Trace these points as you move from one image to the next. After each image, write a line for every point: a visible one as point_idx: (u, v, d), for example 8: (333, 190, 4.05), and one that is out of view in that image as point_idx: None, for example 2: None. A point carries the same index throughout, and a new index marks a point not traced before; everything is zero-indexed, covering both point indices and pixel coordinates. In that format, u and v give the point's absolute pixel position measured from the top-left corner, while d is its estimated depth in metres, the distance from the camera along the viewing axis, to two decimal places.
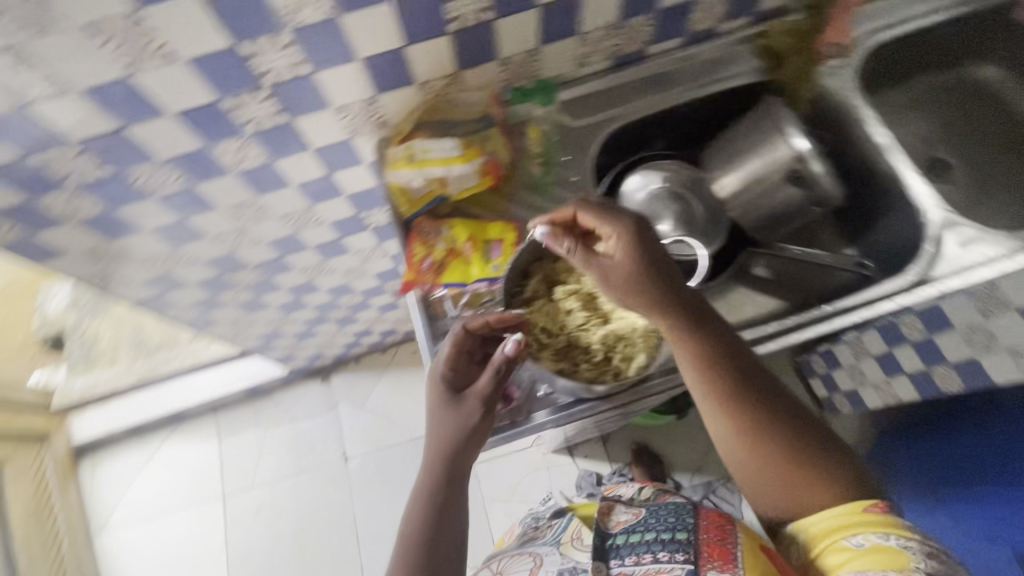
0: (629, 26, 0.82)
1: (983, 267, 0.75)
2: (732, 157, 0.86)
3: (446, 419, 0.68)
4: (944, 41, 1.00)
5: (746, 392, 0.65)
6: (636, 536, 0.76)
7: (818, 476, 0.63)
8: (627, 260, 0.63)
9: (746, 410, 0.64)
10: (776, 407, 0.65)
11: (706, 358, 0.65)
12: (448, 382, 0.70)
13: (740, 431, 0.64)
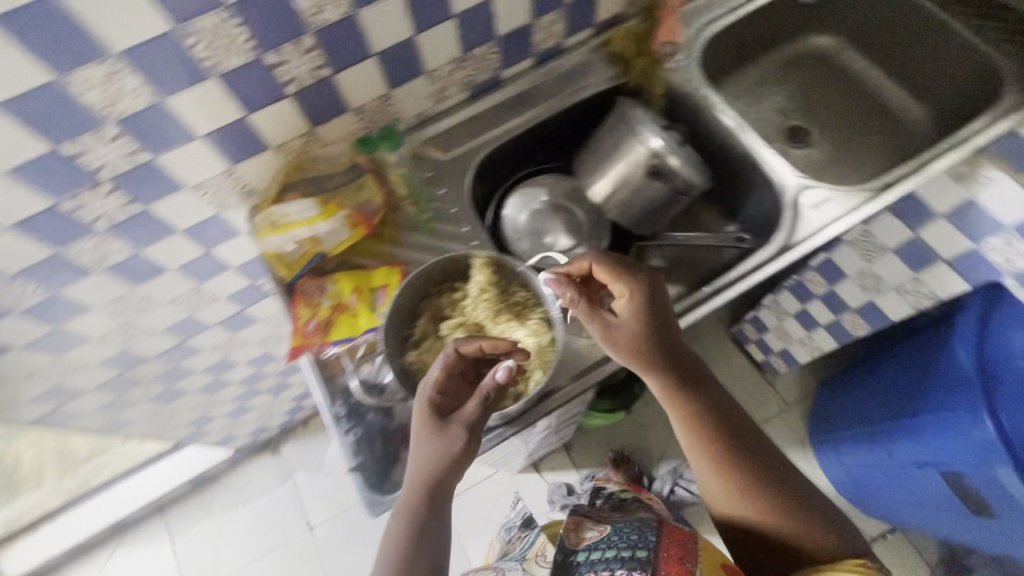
0: (474, 57, 0.84)
1: (837, 222, 0.81)
2: (598, 161, 0.88)
3: (430, 449, 0.61)
4: (774, 18, 1.07)
5: (731, 434, 0.72)
6: (596, 552, 0.74)
7: (795, 517, 0.69)
8: (629, 321, 0.70)
9: (730, 447, 0.71)
10: (753, 450, 0.72)
11: (697, 404, 0.72)
12: (435, 408, 0.63)
13: (726, 465, 0.70)
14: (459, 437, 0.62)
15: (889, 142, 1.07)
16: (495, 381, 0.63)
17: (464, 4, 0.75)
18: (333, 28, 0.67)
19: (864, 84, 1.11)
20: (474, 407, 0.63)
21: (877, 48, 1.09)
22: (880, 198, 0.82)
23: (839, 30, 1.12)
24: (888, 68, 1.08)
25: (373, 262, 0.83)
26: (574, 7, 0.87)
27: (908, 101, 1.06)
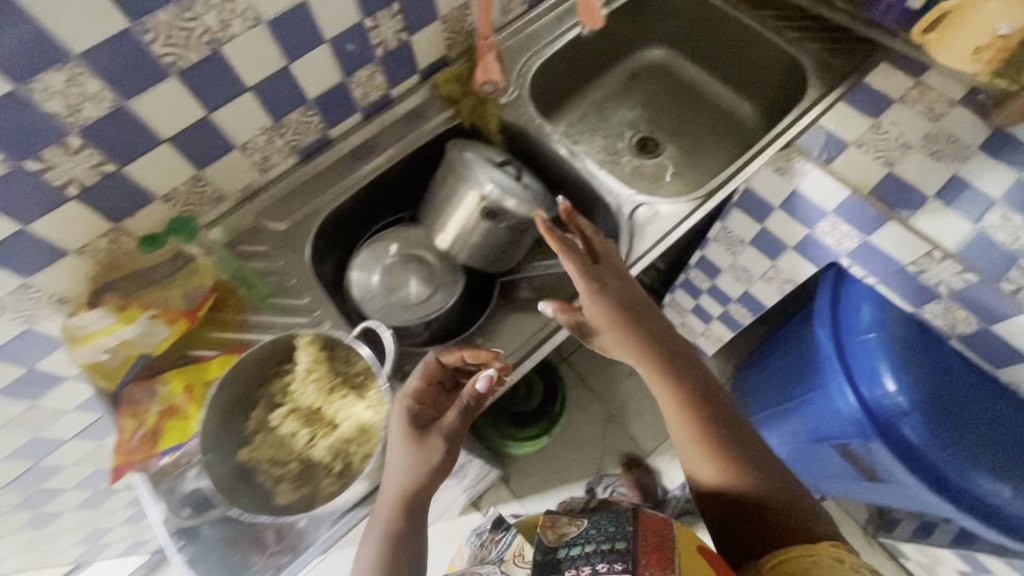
0: (289, 123, 0.82)
1: (672, 233, 0.84)
2: (439, 208, 0.87)
3: (407, 460, 0.60)
4: (602, 39, 1.09)
5: (714, 411, 0.71)
6: (574, 548, 0.62)
7: (773, 497, 0.67)
8: (598, 308, 0.70)
9: (713, 424, 0.70)
10: (735, 429, 0.71)
11: (683, 381, 0.71)
12: (412, 415, 0.62)
13: (706, 437, 0.69)
14: (437, 450, 0.61)
15: (729, 140, 1.13)
16: (473, 390, 0.62)
17: (257, 76, 0.73)
18: (102, 123, 0.63)
19: (699, 87, 1.16)
20: (456, 416, 0.63)
21: (704, 53, 1.13)
22: (709, 202, 0.86)
23: (667, 40, 1.15)
24: (715, 71, 1.14)
25: (212, 351, 0.79)
26: (389, 58, 0.86)
27: (738, 100, 1.12)
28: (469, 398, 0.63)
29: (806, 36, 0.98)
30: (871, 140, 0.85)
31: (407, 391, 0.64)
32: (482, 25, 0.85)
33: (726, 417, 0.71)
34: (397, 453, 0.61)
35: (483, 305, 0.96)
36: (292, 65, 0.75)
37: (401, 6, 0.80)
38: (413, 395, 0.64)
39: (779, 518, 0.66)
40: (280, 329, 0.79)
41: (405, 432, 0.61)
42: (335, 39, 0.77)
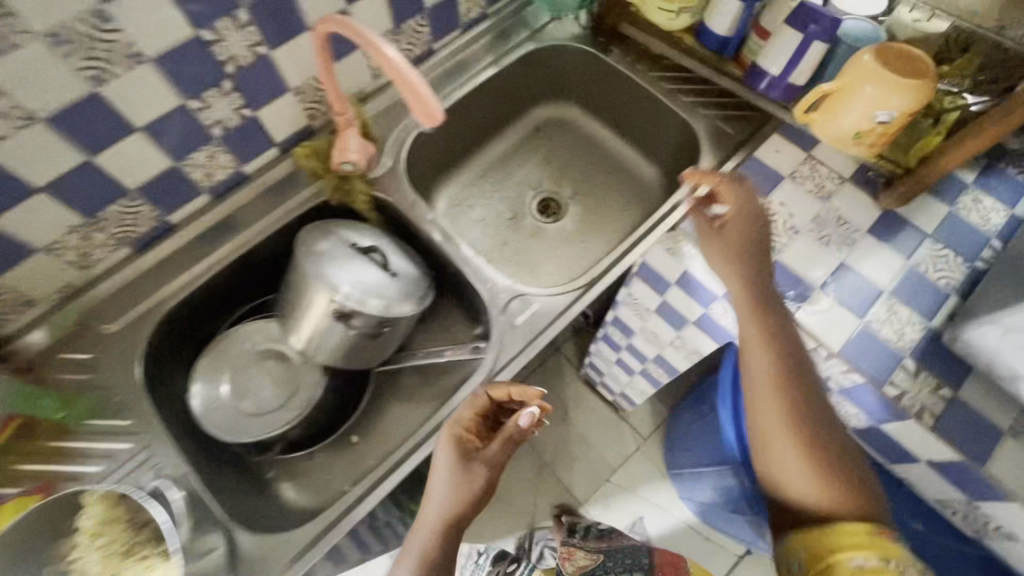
0: (108, 216, 0.72)
1: (548, 328, 0.78)
2: (290, 303, 0.78)
3: (455, 481, 0.64)
4: (495, 96, 1.02)
5: (793, 396, 0.67)
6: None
7: (847, 496, 0.64)
8: (741, 218, 0.74)
9: (790, 410, 0.67)
10: (815, 416, 0.67)
11: (773, 336, 0.70)
12: (460, 441, 0.67)
13: (781, 425, 0.67)
14: (480, 475, 0.64)
15: (633, 201, 1.07)
16: (517, 425, 0.65)
17: (47, 174, 0.62)
18: None
19: (603, 143, 1.10)
20: (497, 449, 0.66)
21: (604, 109, 1.07)
22: (588, 292, 0.81)
23: (568, 93, 1.09)
24: (617, 127, 1.08)
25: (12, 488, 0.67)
26: (232, 136, 0.77)
27: (640, 158, 1.07)
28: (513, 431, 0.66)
29: (699, 101, 0.93)
30: None
31: (456, 421, 0.69)
32: (333, 101, 0.75)
33: (813, 399, 0.68)
34: (444, 475, 0.65)
35: (359, 402, 0.88)
36: (95, 158, 0.65)
37: (234, 84, 0.71)
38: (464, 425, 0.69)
39: (846, 511, 0.63)
40: (95, 458, 0.69)
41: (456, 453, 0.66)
42: (149, 125, 0.67)
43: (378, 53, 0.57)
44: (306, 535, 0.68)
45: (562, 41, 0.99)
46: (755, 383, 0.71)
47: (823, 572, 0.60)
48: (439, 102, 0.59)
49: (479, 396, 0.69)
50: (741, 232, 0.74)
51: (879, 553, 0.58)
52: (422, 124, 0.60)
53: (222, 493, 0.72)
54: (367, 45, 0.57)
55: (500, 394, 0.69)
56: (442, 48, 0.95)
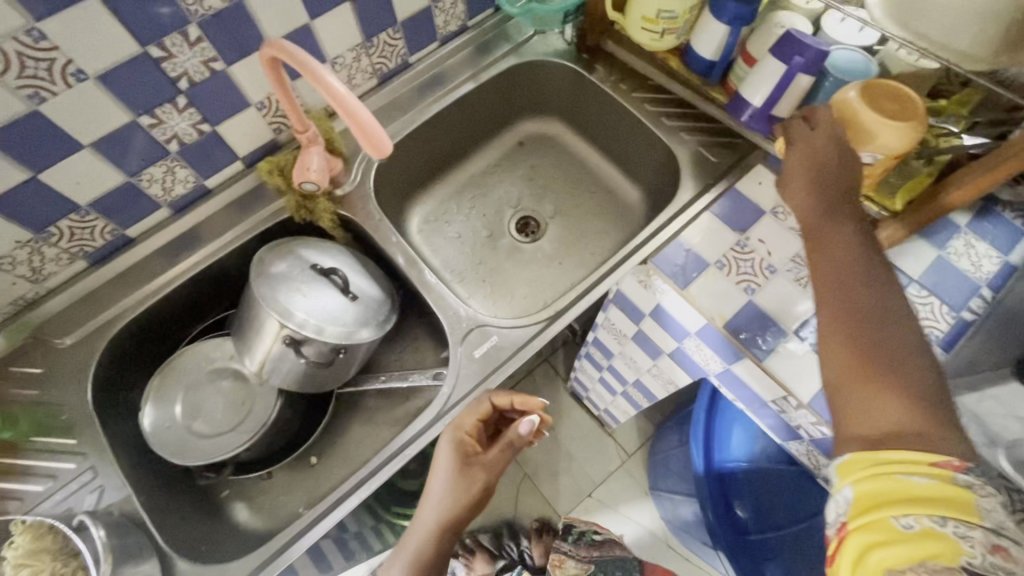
0: (58, 231, 0.70)
1: (508, 361, 0.76)
2: (244, 325, 0.76)
3: (452, 488, 0.63)
4: (475, 110, 0.99)
5: (851, 301, 0.53)
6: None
7: (877, 379, 0.48)
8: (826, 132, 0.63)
9: (851, 315, 0.52)
10: (888, 342, 0.50)
11: (842, 248, 0.57)
12: (460, 444, 0.66)
13: (835, 333, 0.52)
14: (478, 481, 0.64)
15: (614, 222, 1.04)
16: (518, 432, 0.64)
17: None
18: None
19: (586, 161, 1.07)
20: (497, 457, 0.65)
21: (588, 127, 1.04)
22: (552, 326, 0.79)
23: (552, 109, 1.06)
24: (601, 146, 1.04)
25: None
26: (191, 151, 0.75)
27: (623, 179, 1.03)
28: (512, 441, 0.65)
29: (682, 125, 0.90)
30: (733, 259, 0.76)
31: (457, 427, 0.68)
32: (294, 119, 0.73)
33: (884, 309, 0.52)
34: (442, 480, 0.65)
35: (318, 421, 0.86)
36: (42, 174, 0.63)
37: (188, 101, 0.69)
38: (464, 431, 0.67)
39: (897, 408, 0.46)
40: (37, 478, 0.68)
41: (456, 457, 0.65)
42: (99, 141, 0.65)
43: (327, 88, 0.56)
44: (246, 567, 0.66)
45: (545, 56, 0.96)
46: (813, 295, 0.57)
47: (870, 516, 0.42)
48: (389, 138, 0.58)
49: (484, 402, 0.67)
50: (815, 149, 0.62)
51: (923, 505, 0.41)
52: (373, 158, 0.59)
53: (166, 516, 0.69)
54: (316, 80, 0.57)
55: (504, 402, 0.67)
56: (418, 61, 0.92)
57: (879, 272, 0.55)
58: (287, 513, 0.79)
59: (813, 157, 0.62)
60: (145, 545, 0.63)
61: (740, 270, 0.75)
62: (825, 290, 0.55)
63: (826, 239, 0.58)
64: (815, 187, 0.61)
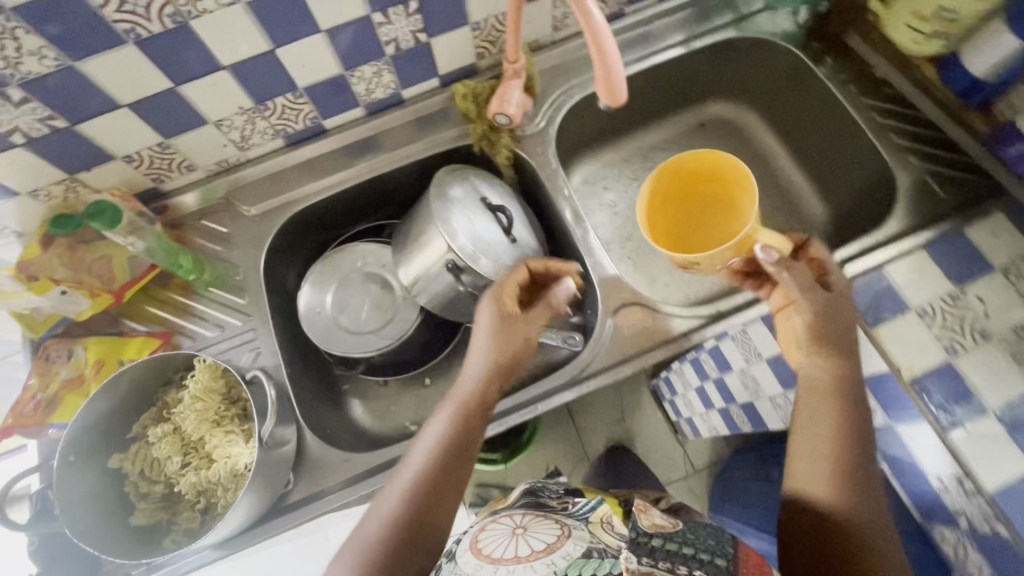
0: (272, 107, 0.73)
1: (653, 349, 0.72)
2: (407, 239, 0.78)
3: (490, 344, 0.61)
4: (671, 79, 0.92)
5: (840, 432, 0.56)
6: (668, 540, 0.46)
7: (847, 502, 0.53)
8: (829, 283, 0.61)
9: (835, 442, 0.55)
10: (855, 490, 0.54)
11: (833, 392, 0.58)
12: (503, 302, 0.64)
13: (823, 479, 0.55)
14: (516, 337, 0.62)
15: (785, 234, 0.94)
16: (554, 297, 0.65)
17: (233, 56, 0.64)
18: (43, 81, 0.58)
19: (771, 162, 0.97)
20: (540, 313, 0.65)
21: (788, 126, 0.94)
22: (712, 326, 0.73)
23: (752, 96, 0.96)
24: (794, 150, 0.95)
25: (140, 325, 0.75)
26: (401, 58, 0.75)
27: (810, 191, 0.93)
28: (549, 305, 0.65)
29: (911, 148, 0.78)
30: (942, 312, 0.66)
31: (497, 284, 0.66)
32: (509, 48, 0.72)
33: (860, 442, 0.56)
34: (483, 337, 0.62)
35: (440, 348, 0.85)
36: (278, 50, 0.66)
37: (418, 6, 0.69)
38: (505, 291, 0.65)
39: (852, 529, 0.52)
40: (209, 324, 0.75)
41: (500, 310, 0.63)
42: (333, 28, 0.67)
43: (588, 22, 0.52)
44: (364, 464, 0.69)
45: (769, 37, 0.86)
46: (798, 424, 0.59)
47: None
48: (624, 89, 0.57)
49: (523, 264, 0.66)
50: (834, 317, 0.59)
51: None
52: (600, 103, 0.59)
53: (302, 392, 0.74)
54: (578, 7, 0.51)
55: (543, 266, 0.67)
56: (634, 14, 0.86)
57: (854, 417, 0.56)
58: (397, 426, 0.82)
59: (825, 324, 0.59)
60: (286, 410, 0.67)
61: (946, 326, 0.66)
62: (807, 407, 0.58)
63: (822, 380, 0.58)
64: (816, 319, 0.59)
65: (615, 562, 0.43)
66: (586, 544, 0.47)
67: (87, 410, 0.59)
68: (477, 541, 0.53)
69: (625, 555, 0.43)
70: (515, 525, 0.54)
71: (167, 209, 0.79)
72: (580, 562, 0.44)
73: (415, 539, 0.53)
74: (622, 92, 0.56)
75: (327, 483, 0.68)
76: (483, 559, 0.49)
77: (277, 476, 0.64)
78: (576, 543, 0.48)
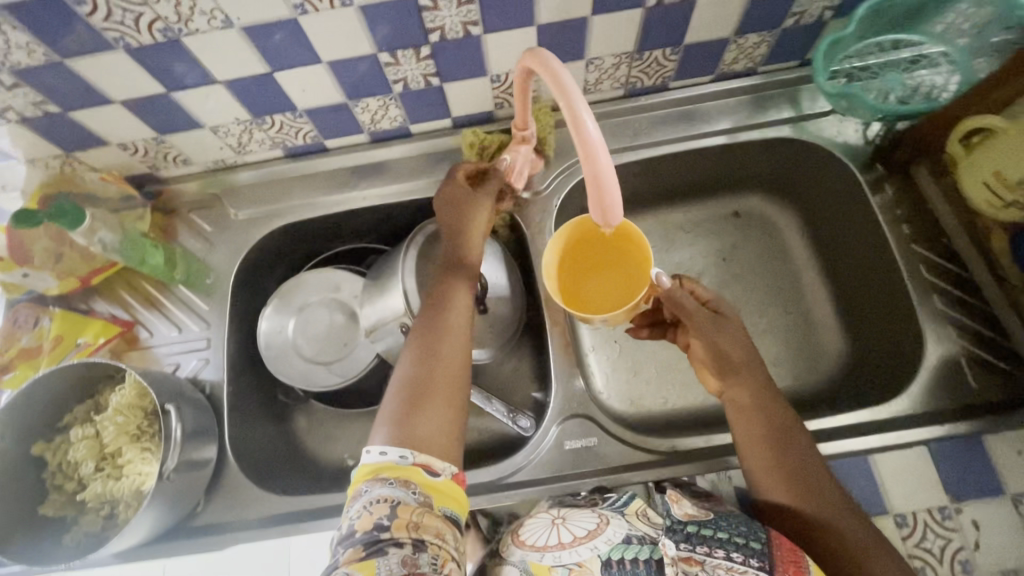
0: (271, 122, 0.71)
1: (595, 473, 0.67)
2: (376, 283, 0.76)
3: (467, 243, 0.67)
4: (708, 164, 0.82)
5: (758, 406, 0.58)
6: (705, 527, 0.50)
7: (810, 501, 0.53)
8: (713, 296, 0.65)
9: (763, 428, 0.57)
10: (805, 459, 0.56)
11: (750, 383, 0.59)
12: (455, 183, 0.68)
13: (773, 468, 0.55)
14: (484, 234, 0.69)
15: (793, 363, 0.81)
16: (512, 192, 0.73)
17: (230, 74, 0.62)
18: (35, 70, 0.57)
19: (799, 277, 0.85)
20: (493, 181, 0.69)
21: (828, 242, 0.82)
22: (664, 463, 0.66)
23: (796, 199, 0.85)
24: (828, 270, 0.83)
25: (108, 306, 0.77)
26: (411, 97, 0.71)
27: (833, 322, 0.82)
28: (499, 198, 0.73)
29: (954, 318, 0.67)
30: (924, 527, 0.58)
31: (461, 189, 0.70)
32: (520, 115, 0.65)
33: (781, 413, 0.58)
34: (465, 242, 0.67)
35: None
36: (276, 73, 0.63)
37: (431, 53, 0.64)
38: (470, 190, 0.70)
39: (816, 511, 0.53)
40: (171, 322, 0.76)
41: (454, 195, 0.67)
42: (338, 62, 0.63)
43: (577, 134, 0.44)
44: (280, 504, 0.68)
45: (827, 144, 0.76)
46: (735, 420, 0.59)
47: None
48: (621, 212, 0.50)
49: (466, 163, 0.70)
50: (725, 333, 0.61)
51: None
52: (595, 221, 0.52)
53: (240, 412, 0.74)
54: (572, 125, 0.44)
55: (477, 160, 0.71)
56: (680, 88, 0.77)
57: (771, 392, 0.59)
58: (331, 460, 0.80)
59: (721, 348, 0.61)
60: (212, 432, 0.67)
61: (921, 545, 0.58)
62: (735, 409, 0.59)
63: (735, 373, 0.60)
64: (711, 323, 0.62)
65: (656, 547, 0.50)
66: (627, 528, 0.52)
67: (23, 395, 0.61)
68: (518, 532, 0.56)
69: (664, 542, 0.49)
70: (554, 516, 0.56)
71: (160, 194, 0.79)
72: (624, 546, 0.50)
73: (431, 394, 0.55)
74: (617, 216, 0.50)
75: (237, 512, 0.68)
76: (528, 548, 0.53)
77: (188, 498, 0.65)
78: (617, 528, 0.52)
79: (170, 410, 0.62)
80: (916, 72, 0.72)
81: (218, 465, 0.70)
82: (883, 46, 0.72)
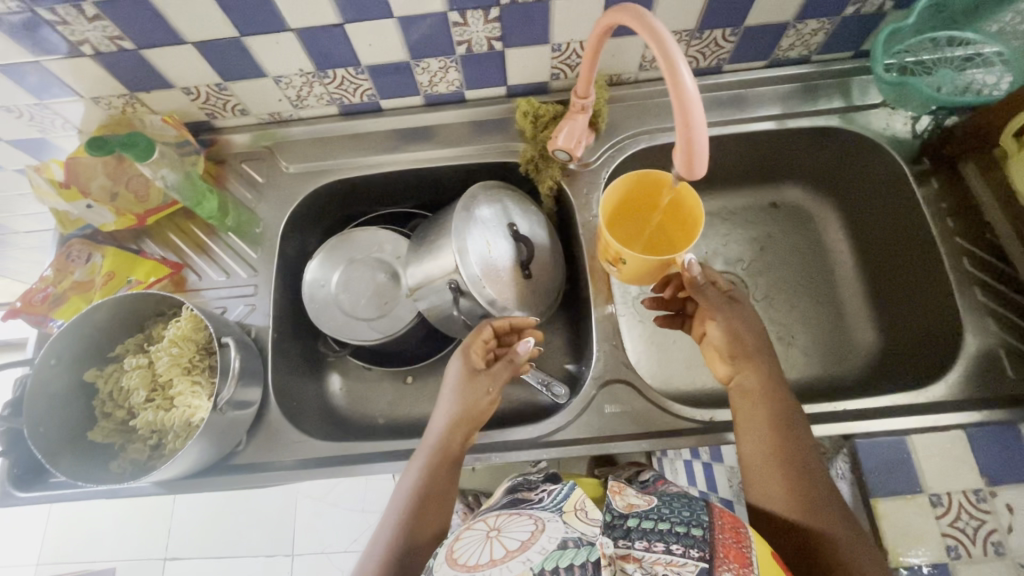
0: (332, 76, 0.72)
1: (630, 437, 0.68)
2: (421, 245, 0.75)
3: (461, 394, 0.63)
4: (754, 149, 0.83)
5: (771, 403, 0.59)
6: (645, 519, 0.46)
7: (806, 509, 0.53)
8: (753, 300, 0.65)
9: (771, 438, 0.57)
10: (811, 483, 0.54)
11: (759, 409, 0.59)
12: (469, 358, 0.65)
13: (773, 476, 0.55)
14: (485, 393, 0.64)
15: (823, 356, 0.82)
16: (574, 155, 0.73)
17: (303, 22, 0.63)
18: (115, 3, 0.59)
19: (832, 270, 0.86)
20: (505, 371, 0.65)
21: (865, 234, 0.83)
22: (701, 434, 0.67)
23: (838, 194, 0.86)
24: (863, 264, 0.84)
25: (159, 249, 0.78)
26: (472, 61, 0.72)
27: (864, 314, 0.83)
28: (514, 363, 0.66)
29: (991, 309, 0.69)
30: (958, 507, 0.60)
31: (469, 352, 0.66)
32: (580, 83, 0.66)
33: (806, 457, 0.56)
34: (451, 387, 0.65)
35: (427, 354, 0.83)
36: (347, 25, 0.64)
37: (499, 16, 0.65)
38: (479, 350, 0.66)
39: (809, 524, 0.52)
40: (219, 268, 0.77)
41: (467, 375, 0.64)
42: (407, 18, 0.64)
43: (675, 86, 0.46)
44: (320, 448, 0.69)
45: (877, 136, 0.77)
46: (746, 438, 0.58)
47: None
48: (706, 165, 0.50)
49: (481, 323, 0.67)
50: (742, 316, 0.63)
51: None
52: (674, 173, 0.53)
53: (281, 359, 0.75)
54: (667, 73, 0.46)
55: (503, 326, 0.68)
56: (734, 72, 0.79)
57: (787, 409, 0.58)
58: (363, 414, 0.82)
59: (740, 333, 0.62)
60: (258, 373, 0.69)
61: (956, 525, 0.59)
62: (739, 392, 0.61)
63: (749, 402, 0.60)
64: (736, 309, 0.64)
65: (592, 547, 0.42)
66: (562, 532, 0.45)
67: (79, 321, 0.62)
68: (452, 549, 0.46)
69: (602, 540, 0.43)
70: (489, 529, 0.48)
71: (215, 143, 0.80)
72: (558, 553, 0.42)
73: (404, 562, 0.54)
74: (702, 169, 0.50)
75: (278, 454, 0.69)
76: (458, 569, 0.43)
77: (231, 435, 0.66)
78: (552, 534, 0.45)
79: (224, 343, 0.64)
80: (968, 70, 0.71)
81: (260, 408, 0.71)
82: (937, 41, 0.72)
